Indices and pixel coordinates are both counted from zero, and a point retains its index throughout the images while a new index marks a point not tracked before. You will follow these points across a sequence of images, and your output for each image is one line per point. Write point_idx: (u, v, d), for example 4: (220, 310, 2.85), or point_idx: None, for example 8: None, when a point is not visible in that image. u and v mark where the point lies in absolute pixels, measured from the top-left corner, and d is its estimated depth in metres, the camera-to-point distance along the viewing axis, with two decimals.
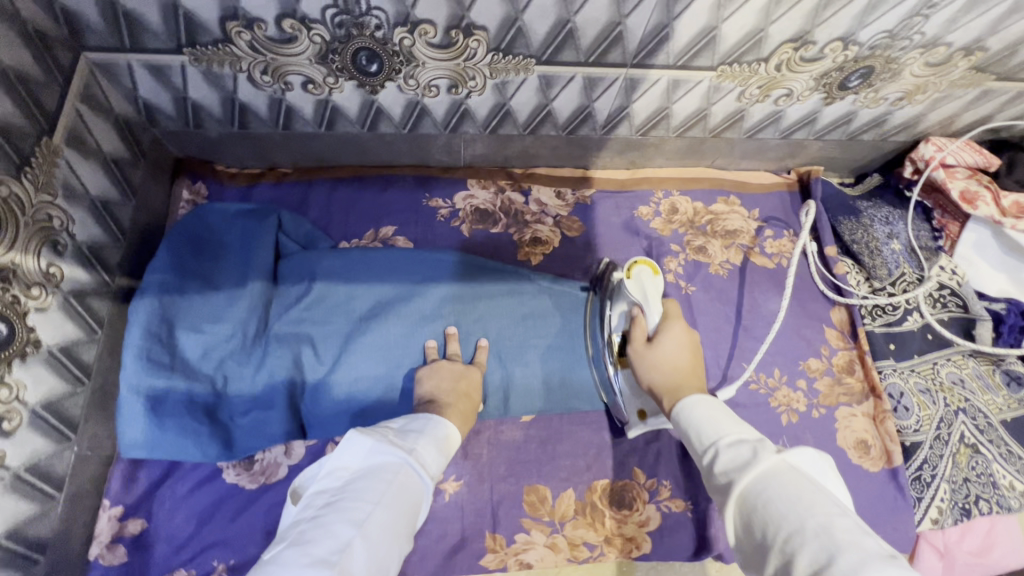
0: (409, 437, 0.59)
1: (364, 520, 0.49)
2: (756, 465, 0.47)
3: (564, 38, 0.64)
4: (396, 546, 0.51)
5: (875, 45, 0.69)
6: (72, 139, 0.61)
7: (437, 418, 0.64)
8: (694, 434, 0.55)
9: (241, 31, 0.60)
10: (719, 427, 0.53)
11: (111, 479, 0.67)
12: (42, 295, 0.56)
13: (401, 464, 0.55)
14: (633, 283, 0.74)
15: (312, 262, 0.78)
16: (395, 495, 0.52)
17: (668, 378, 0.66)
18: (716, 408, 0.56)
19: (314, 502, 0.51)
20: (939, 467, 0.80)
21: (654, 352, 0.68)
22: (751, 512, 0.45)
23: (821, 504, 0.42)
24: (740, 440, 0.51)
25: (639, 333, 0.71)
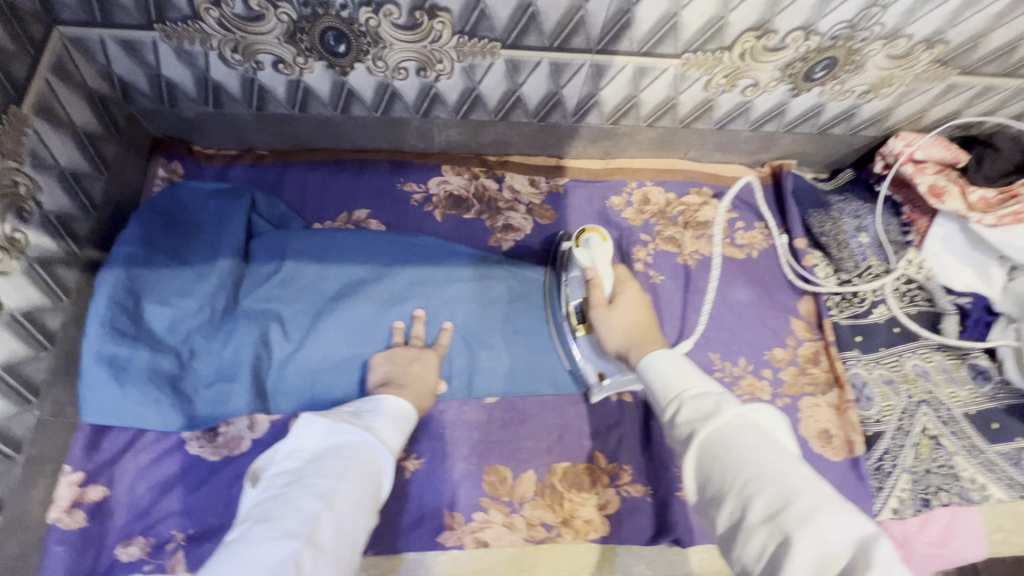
0: (364, 417, 0.60)
1: (329, 494, 0.48)
2: (719, 415, 0.46)
3: (527, 22, 0.65)
4: (363, 519, 0.51)
5: (836, 36, 0.70)
6: (43, 110, 0.63)
7: (391, 398, 0.65)
8: (657, 388, 0.54)
9: (208, 8, 0.62)
10: (682, 379, 0.52)
11: (73, 445, 0.68)
12: (4, 259, 0.58)
13: (361, 441, 0.55)
14: (582, 250, 0.77)
15: (283, 241, 0.79)
16: (359, 469, 0.52)
17: (630, 334, 0.67)
18: (675, 359, 0.55)
19: (274, 483, 0.50)
20: (900, 457, 0.80)
21: (612, 311, 0.70)
22: (710, 462, 0.44)
23: (778, 453, 0.42)
24: (704, 391, 0.50)
25: (597, 294, 0.72)
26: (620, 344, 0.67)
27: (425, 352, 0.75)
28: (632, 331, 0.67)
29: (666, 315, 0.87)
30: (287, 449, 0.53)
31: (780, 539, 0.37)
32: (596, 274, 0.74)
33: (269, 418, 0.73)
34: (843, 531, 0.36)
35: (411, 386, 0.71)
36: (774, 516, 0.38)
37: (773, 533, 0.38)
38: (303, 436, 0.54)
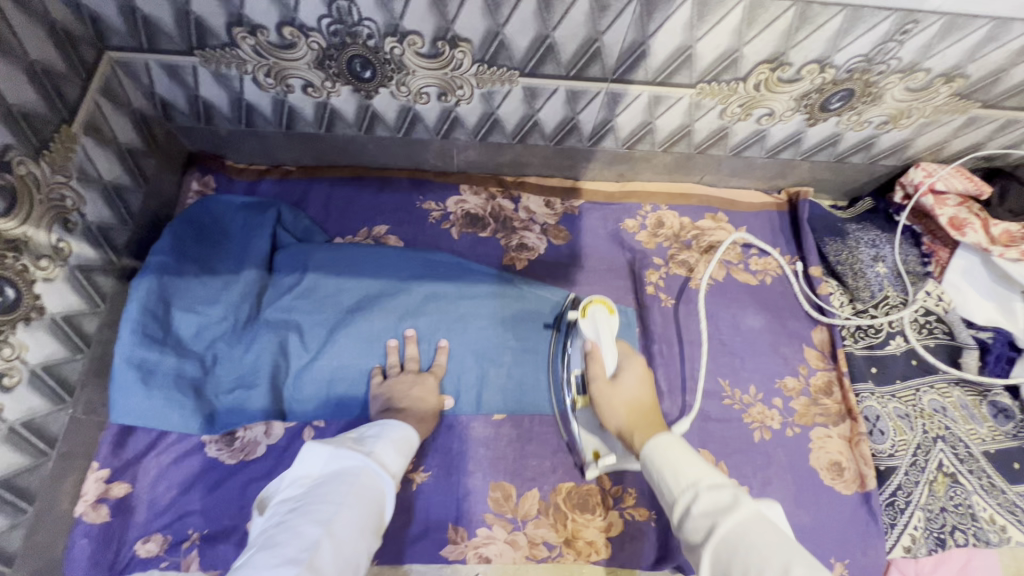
0: (368, 442, 0.62)
1: (329, 520, 0.51)
2: (738, 509, 0.46)
3: (544, 52, 0.68)
4: (366, 541, 0.53)
5: (852, 69, 0.70)
6: (90, 128, 0.67)
7: (395, 422, 0.67)
8: (667, 475, 0.53)
9: (245, 36, 0.66)
10: (693, 467, 0.52)
11: (102, 442, 0.71)
12: (49, 267, 0.62)
13: (362, 467, 0.58)
14: (587, 322, 0.73)
15: (305, 254, 0.82)
16: (357, 495, 0.55)
17: (632, 416, 0.66)
18: (681, 446, 0.56)
19: (281, 510, 0.54)
20: (914, 494, 0.77)
21: (615, 387, 0.69)
22: (728, 559, 0.44)
23: (795, 549, 0.43)
24: (719, 483, 0.50)
25: (598, 371, 0.71)
26: (621, 425, 0.66)
27: (426, 376, 0.77)
28: (636, 413, 0.67)
29: (677, 339, 0.87)
30: (294, 477, 0.57)
31: None
32: (598, 351, 0.72)
33: (284, 425, 0.76)
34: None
35: (412, 409, 0.74)
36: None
37: None
38: (308, 464, 0.58)
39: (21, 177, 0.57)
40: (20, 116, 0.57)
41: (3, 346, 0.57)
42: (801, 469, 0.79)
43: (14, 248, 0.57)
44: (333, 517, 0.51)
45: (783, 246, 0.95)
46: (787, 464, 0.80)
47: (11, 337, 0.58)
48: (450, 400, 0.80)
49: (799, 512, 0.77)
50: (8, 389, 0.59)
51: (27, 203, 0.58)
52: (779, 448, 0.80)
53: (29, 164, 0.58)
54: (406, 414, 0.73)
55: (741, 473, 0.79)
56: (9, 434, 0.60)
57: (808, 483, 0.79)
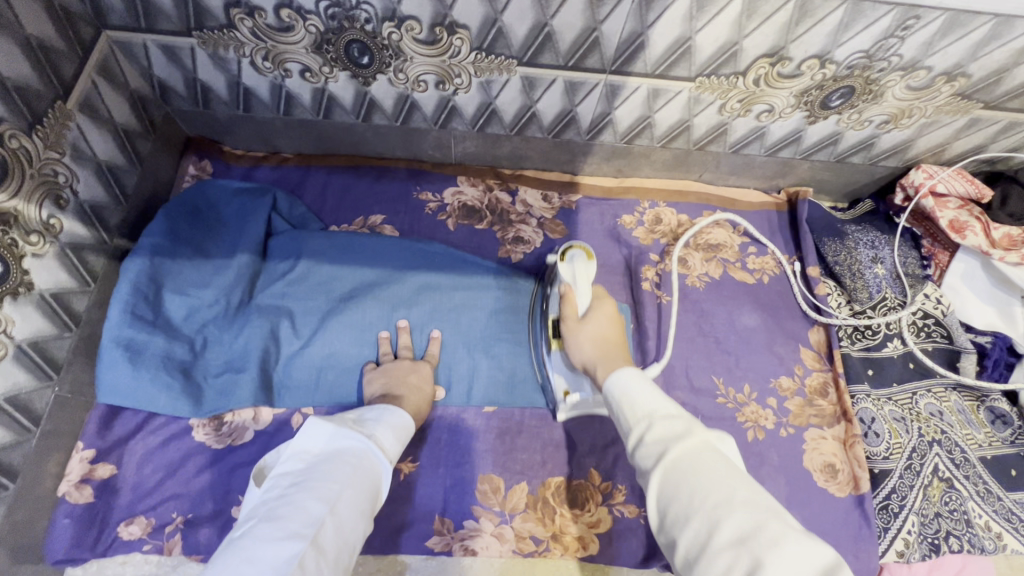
0: (368, 425, 0.62)
1: (332, 499, 0.50)
2: (689, 439, 0.46)
3: (542, 41, 0.67)
4: (363, 523, 0.53)
5: (853, 65, 0.70)
6: (85, 106, 0.67)
7: (395, 407, 0.67)
8: (624, 407, 0.52)
9: (243, 18, 0.66)
10: (649, 398, 0.51)
11: (88, 423, 0.70)
12: (39, 243, 0.61)
13: (364, 450, 0.57)
14: (565, 265, 0.74)
15: (300, 241, 0.82)
16: (359, 476, 0.54)
17: (598, 349, 0.65)
18: (640, 377, 0.54)
19: (279, 483, 0.53)
20: (909, 498, 0.76)
21: (582, 323, 0.68)
22: (675, 485, 0.44)
23: (737, 479, 0.43)
24: (675, 414, 0.50)
25: (569, 309, 0.71)
26: (586, 359, 0.66)
27: (419, 364, 0.77)
28: (601, 346, 0.65)
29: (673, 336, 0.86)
30: (292, 451, 0.56)
31: (748, 565, 0.37)
32: (571, 292, 0.72)
33: (273, 411, 0.75)
34: (810, 559, 0.37)
35: (410, 398, 0.73)
36: (744, 540, 0.39)
37: (744, 558, 0.38)
38: (308, 438, 0.57)
39: (13, 151, 0.57)
40: (14, 89, 0.57)
41: None
42: (793, 470, 0.78)
43: (4, 221, 0.57)
44: (337, 497, 0.50)
45: (781, 245, 0.94)
46: (779, 464, 0.79)
47: None
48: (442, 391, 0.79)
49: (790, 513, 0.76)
50: None
51: (18, 175, 0.58)
52: (771, 448, 0.80)
53: (22, 138, 0.58)
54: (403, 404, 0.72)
55: None
56: None
57: (799, 484, 0.78)
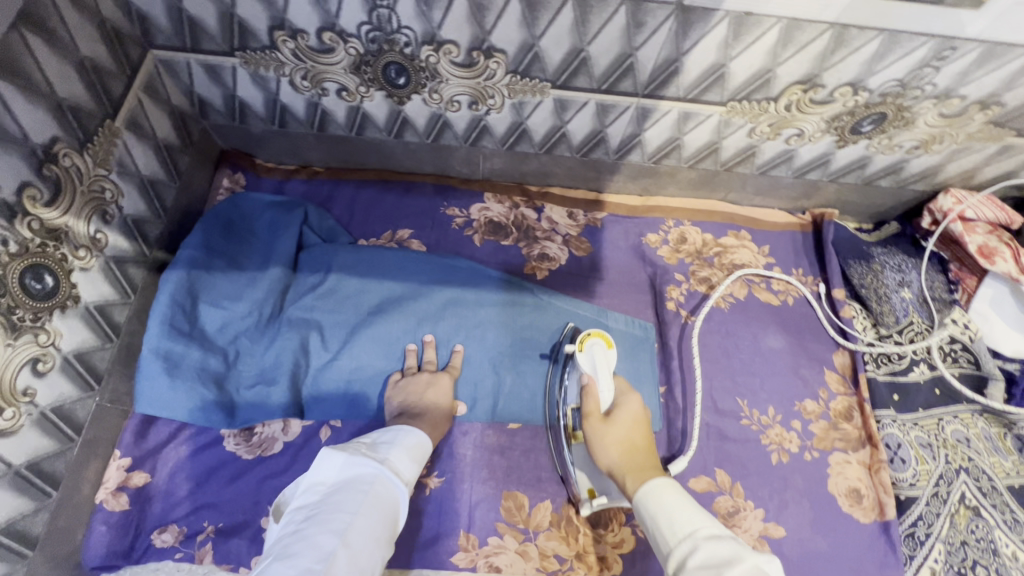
0: (381, 449, 0.63)
1: (343, 531, 0.52)
2: (737, 562, 0.47)
3: (577, 65, 0.68)
4: (379, 550, 0.54)
5: (886, 92, 0.70)
6: (131, 124, 0.69)
7: (409, 428, 0.68)
8: (664, 526, 0.55)
9: (285, 40, 0.68)
10: (689, 518, 0.54)
11: (125, 432, 0.72)
12: (86, 257, 0.63)
13: (377, 474, 0.59)
14: (584, 356, 0.75)
15: (330, 255, 0.83)
16: (371, 503, 0.56)
17: (625, 456, 0.66)
18: (681, 496, 0.57)
19: (294, 517, 0.55)
20: (935, 526, 0.76)
21: (608, 426, 0.69)
22: None
23: None
24: (718, 535, 0.52)
25: (593, 405, 0.72)
26: (613, 465, 0.66)
27: (437, 377, 0.77)
28: (628, 453, 0.66)
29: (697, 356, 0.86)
30: (307, 483, 0.58)
31: None
32: (593, 385, 0.73)
33: (302, 423, 0.76)
34: None
35: (430, 416, 0.74)
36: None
37: None
38: (321, 469, 0.59)
39: (66, 169, 0.59)
40: (68, 109, 0.58)
41: (40, 332, 0.58)
42: (818, 494, 0.78)
43: (55, 237, 0.58)
44: (348, 528, 0.52)
45: (806, 267, 0.94)
46: (804, 488, 0.79)
47: (47, 324, 0.59)
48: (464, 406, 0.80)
49: (816, 538, 0.76)
50: (41, 374, 0.59)
51: (70, 193, 0.59)
52: (796, 473, 0.79)
53: (75, 156, 0.59)
54: (425, 421, 0.73)
55: (757, 495, 0.78)
56: (39, 418, 0.60)
57: (824, 508, 0.78)
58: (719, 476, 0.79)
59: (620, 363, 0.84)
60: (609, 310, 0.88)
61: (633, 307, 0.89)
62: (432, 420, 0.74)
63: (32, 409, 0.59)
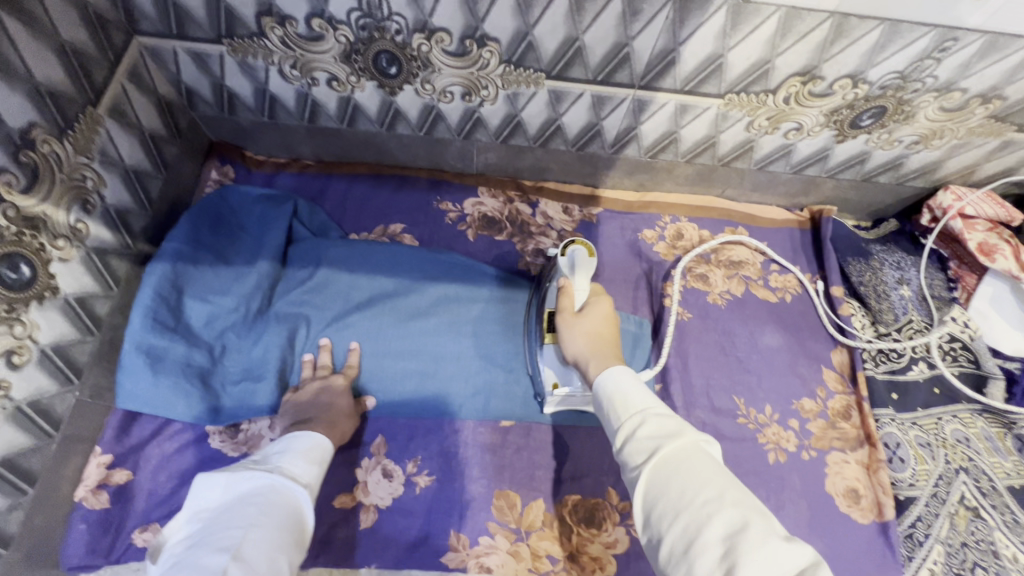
0: (271, 460, 0.61)
1: (233, 545, 0.48)
2: (683, 437, 0.47)
3: (572, 55, 0.67)
4: (282, 556, 0.51)
5: (886, 85, 0.69)
6: (114, 112, 0.67)
7: (305, 432, 0.66)
8: (615, 402, 0.53)
9: (274, 27, 0.66)
10: (642, 397, 0.52)
11: (106, 428, 0.69)
12: (65, 247, 0.61)
13: (270, 483, 0.57)
14: (565, 259, 0.71)
15: (320, 249, 0.82)
16: (266, 511, 0.53)
17: (591, 345, 0.64)
18: (634, 377, 0.55)
19: (176, 551, 0.50)
20: (935, 526, 0.74)
21: (579, 319, 0.68)
22: (664, 482, 0.44)
23: (723, 479, 0.44)
24: (667, 413, 0.50)
25: (567, 304, 0.70)
26: (579, 352, 0.65)
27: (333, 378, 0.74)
28: (595, 342, 0.65)
29: (693, 353, 0.85)
30: (189, 514, 0.54)
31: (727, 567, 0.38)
32: (569, 286, 0.71)
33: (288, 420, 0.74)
34: (788, 561, 0.38)
35: None
36: (733, 537, 0.39)
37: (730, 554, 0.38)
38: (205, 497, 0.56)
39: (44, 156, 0.57)
40: (47, 94, 0.56)
41: (14, 323, 0.56)
42: (815, 494, 0.77)
43: (33, 226, 0.56)
44: (238, 541, 0.49)
45: (803, 264, 0.93)
46: (801, 487, 0.77)
47: (23, 316, 0.56)
48: (372, 400, 0.77)
49: (813, 539, 0.74)
50: (17, 367, 0.57)
51: (49, 181, 0.57)
52: (793, 472, 0.78)
53: (53, 143, 0.58)
54: None
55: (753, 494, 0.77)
56: (12, 413, 0.58)
57: (821, 509, 0.76)
58: None
59: None
60: None
61: (628, 304, 0.88)
62: (330, 420, 0.70)
63: (7, 403, 0.57)
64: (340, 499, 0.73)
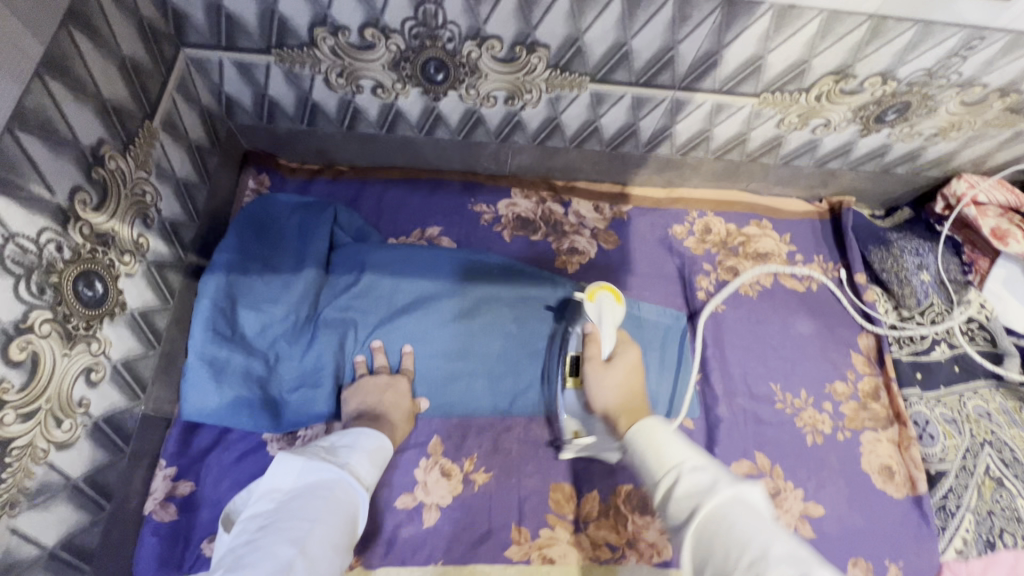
0: (341, 454, 0.64)
1: (301, 538, 0.52)
2: (716, 493, 0.47)
3: (619, 59, 0.69)
4: (338, 556, 0.54)
5: (913, 82, 0.72)
6: (167, 125, 0.66)
7: (372, 431, 0.69)
8: (650, 456, 0.55)
9: (325, 37, 0.66)
10: (675, 450, 0.54)
11: (167, 441, 0.70)
12: (131, 262, 0.61)
13: (338, 479, 0.60)
14: (592, 306, 0.74)
15: (363, 254, 0.83)
16: (331, 509, 0.56)
17: (620, 398, 0.69)
18: (662, 427, 0.57)
19: (249, 526, 0.55)
20: (965, 497, 0.79)
21: (608, 370, 0.71)
22: (710, 544, 0.45)
23: (767, 534, 0.44)
24: (701, 464, 0.51)
25: (596, 351, 0.73)
26: (608, 404, 0.69)
27: (395, 379, 0.76)
28: (623, 395, 0.69)
29: (730, 343, 0.88)
30: (263, 490, 0.58)
31: None
32: (596, 333, 0.74)
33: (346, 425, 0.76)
34: None
35: None
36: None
37: None
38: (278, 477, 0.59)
39: (112, 172, 0.57)
40: (112, 110, 0.56)
41: (93, 340, 0.55)
42: (852, 472, 0.81)
43: (103, 242, 0.56)
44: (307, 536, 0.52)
45: (826, 253, 0.97)
46: (839, 467, 0.82)
47: (98, 332, 0.56)
48: (424, 402, 0.80)
49: (853, 514, 0.79)
50: (95, 384, 0.56)
51: (116, 198, 0.57)
52: (831, 452, 0.82)
53: (119, 159, 0.58)
54: None
55: (796, 476, 0.81)
56: (93, 429, 0.57)
57: (858, 485, 0.81)
58: (759, 459, 0.81)
59: (650, 352, 0.85)
60: (640, 300, 0.90)
61: (663, 298, 0.91)
62: (389, 422, 0.74)
63: (88, 420, 0.56)
64: (403, 500, 0.75)
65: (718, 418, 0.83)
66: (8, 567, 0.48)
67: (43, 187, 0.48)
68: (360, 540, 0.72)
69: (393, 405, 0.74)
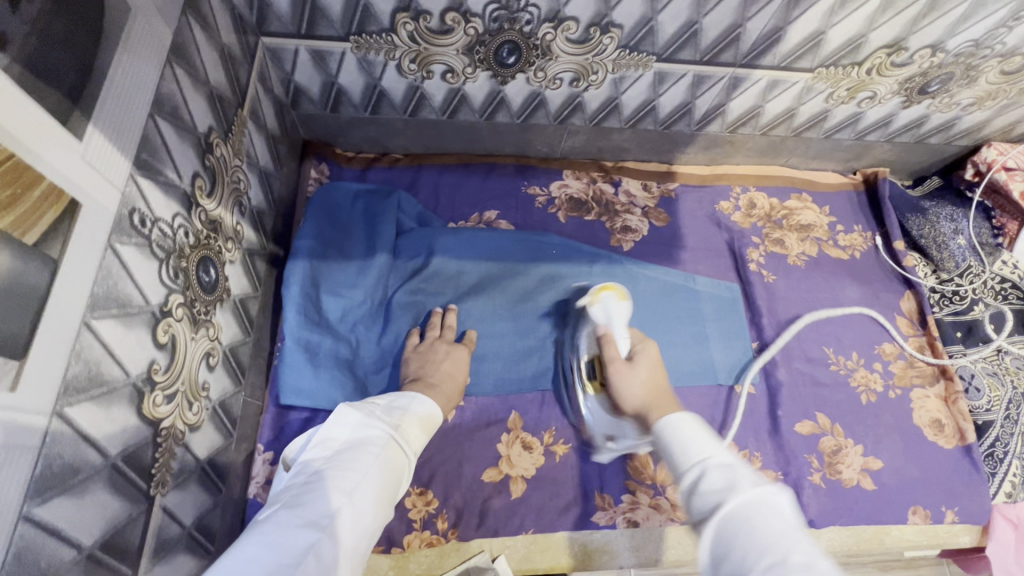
0: (395, 414, 0.59)
1: (350, 489, 0.49)
2: (741, 491, 0.44)
3: (688, 37, 0.72)
4: (382, 514, 0.51)
5: (960, 53, 0.76)
6: (252, 114, 0.67)
7: (425, 397, 0.64)
8: (676, 449, 0.52)
9: (406, 22, 0.68)
10: (703, 444, 0.51)
11: (263, 427, 0.71)
12: (232, 250, 0.62)
13: (388, 438, 0.55)
14: (599, 308, 0.75)
15: (429, 238, 0.84)
16: (382, 466, 0.52)
17: (649, 393, 0.65)
18: (697, 424, 0.54)
19: (305, 470, 0.51)
20: (1012, 444, 0.84)
21: (632, 368, 0.69)
22: (730, 537, 0.42)
23: (789, 537, 0.41)
24: (727, 462, 0.48)
25: (614, 352, 0.71)
26: (637, 403, 0.66)
27: (454, 349, 0.75)
28: (653, 391, 0.66)
29: (784, 312, 0.92)
30: (320, 437, 0.54)
31: None
32: (611, 335, 0.73)
33: None
34: None
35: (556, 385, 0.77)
36: None
37: None
38: (334, 427, 0.55)
39: (218, 159, 0.57)
40: (217, 98, 0.57)
41: (209, 326, 0.56)
42: (906, 427, 0.86)
43: (214, 229, 0.57)
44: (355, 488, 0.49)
45: (863, 223, 1.01)
46: (893, 423, 0.86)
47: (212, 319, 0.57)
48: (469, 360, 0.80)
49: (909, 466, 0.83)
50: (212, 368, 0.58)
51: (221, 184, 0.58)
52: (885, 409, 0.87)
53: (222, 146, 0.58)
54: None
55: (854, 433, 0.85)
56: (212, 413, 0.58)
57: (912, 438, 0.85)
58: (820, 419, 0.85)
59: (712, 322, 0.89)
60: (693, 274, 0.93)
61: (715, 272, 0.94)
62: (446, 391, 0.71)
63: (208, 405, 0.57)
64: (490, 474, 0.77)
65: (778, 381, 0.87)
66: (160, 544, 0.49)
67: (174, 172, 0.49)
68: (453, 515, 0.74)
69: (450, 373, 0.72)
